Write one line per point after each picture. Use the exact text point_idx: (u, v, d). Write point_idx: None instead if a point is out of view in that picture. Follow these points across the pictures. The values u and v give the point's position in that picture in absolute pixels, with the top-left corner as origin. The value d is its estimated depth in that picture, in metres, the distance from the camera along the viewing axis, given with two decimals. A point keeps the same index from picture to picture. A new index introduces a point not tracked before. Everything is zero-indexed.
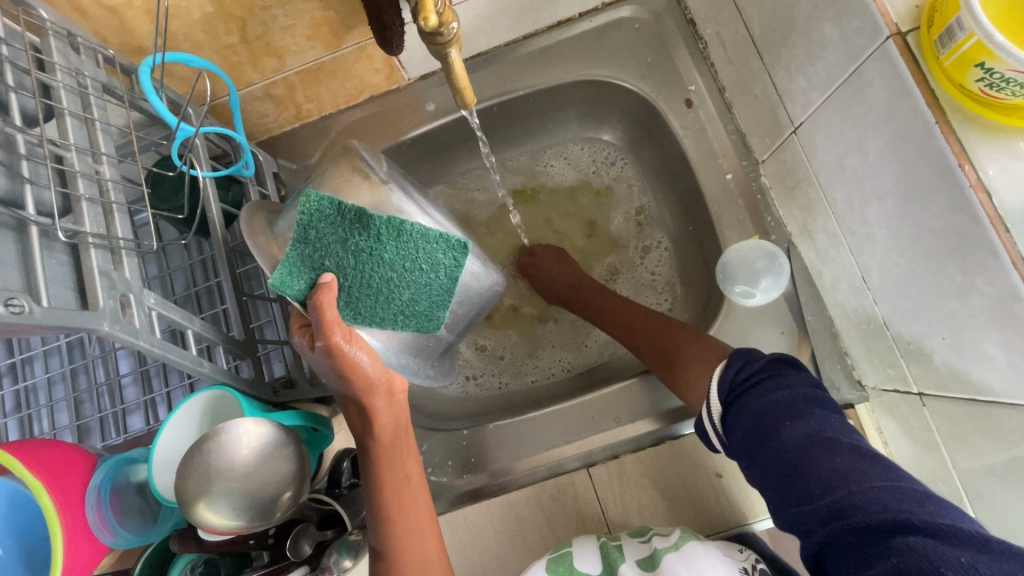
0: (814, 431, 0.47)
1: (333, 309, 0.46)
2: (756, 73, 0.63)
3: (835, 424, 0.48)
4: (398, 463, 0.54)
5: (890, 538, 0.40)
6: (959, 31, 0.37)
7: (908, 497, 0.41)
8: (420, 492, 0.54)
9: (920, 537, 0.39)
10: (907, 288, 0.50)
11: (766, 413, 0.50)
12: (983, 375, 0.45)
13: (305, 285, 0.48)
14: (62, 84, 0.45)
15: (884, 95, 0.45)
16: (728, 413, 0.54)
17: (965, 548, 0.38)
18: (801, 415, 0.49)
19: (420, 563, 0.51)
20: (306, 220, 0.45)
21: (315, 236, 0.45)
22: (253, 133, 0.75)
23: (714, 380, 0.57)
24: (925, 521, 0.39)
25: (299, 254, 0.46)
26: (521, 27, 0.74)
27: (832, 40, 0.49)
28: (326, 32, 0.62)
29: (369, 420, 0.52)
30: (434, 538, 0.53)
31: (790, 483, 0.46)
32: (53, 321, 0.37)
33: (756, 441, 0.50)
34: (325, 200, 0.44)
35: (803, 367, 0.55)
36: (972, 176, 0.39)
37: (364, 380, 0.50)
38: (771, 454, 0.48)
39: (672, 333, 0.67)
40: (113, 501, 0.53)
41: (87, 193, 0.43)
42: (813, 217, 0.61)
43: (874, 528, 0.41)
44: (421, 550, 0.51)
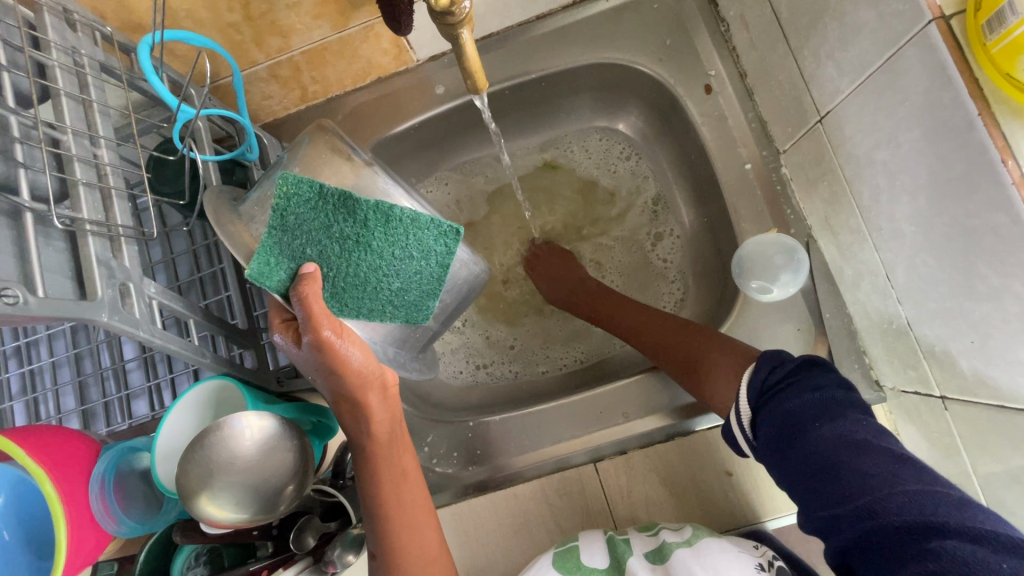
0: (846, 432, 0.46)
1: (319, 301, 0.45)
2: (781, 58, 0.60)
3: (868, 424, 0.46)
4: (395, 458, 0.52)
5: (930, 543, 0.39)
6: (1010, 16, 0.34)
7: (945, 499, 0.40)
8: (417, 486, 0.53)
9: (958, 541, 0.38)
10: (934, 288, 0.48)
11: (801, 410, 0.48)
12: (1012, 379, 0.43)
13: (286, 276, 0.46)
14: (57, 64, 0.43)
15: (922, 84, 0.42)
16: (762, 411, 0.51)
17: (1011, 553, 0.36)
18: (832, 417, 0.47)
19: (424, 560, 0.51)
20: (283, 204, 0.42)
21: (295, 222, 0.43)
22: (258, 116, 0.73)
23: (742, 385, 0.54)
24: (964, 525, 0.38)
25: (277, 242, 0.43)
26: (534, 7, 0.70)
27: (868, 23, 0.46)
28: (333, 10, 0.60)
29: (362, 416, 0.50)
30: (435, 533, 0.52)
31: (825, 480, 0.45)
32: (49, 311, 0.36)
33: (784, 440, 0.48)
34: (304, 183, 0.42)
35: (834, 367, 0.53)
36: (1017, 172, 0.37)
37: (353, 375, 0.48)
38: (799, 454, 0.47)
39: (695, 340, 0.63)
40: (117, 488, 0.53)
41: (85, 178, 0.42)
42: (836, 211, 0.58)
43: (914, 533, 0.39)
44: (424, 544, 0.51)
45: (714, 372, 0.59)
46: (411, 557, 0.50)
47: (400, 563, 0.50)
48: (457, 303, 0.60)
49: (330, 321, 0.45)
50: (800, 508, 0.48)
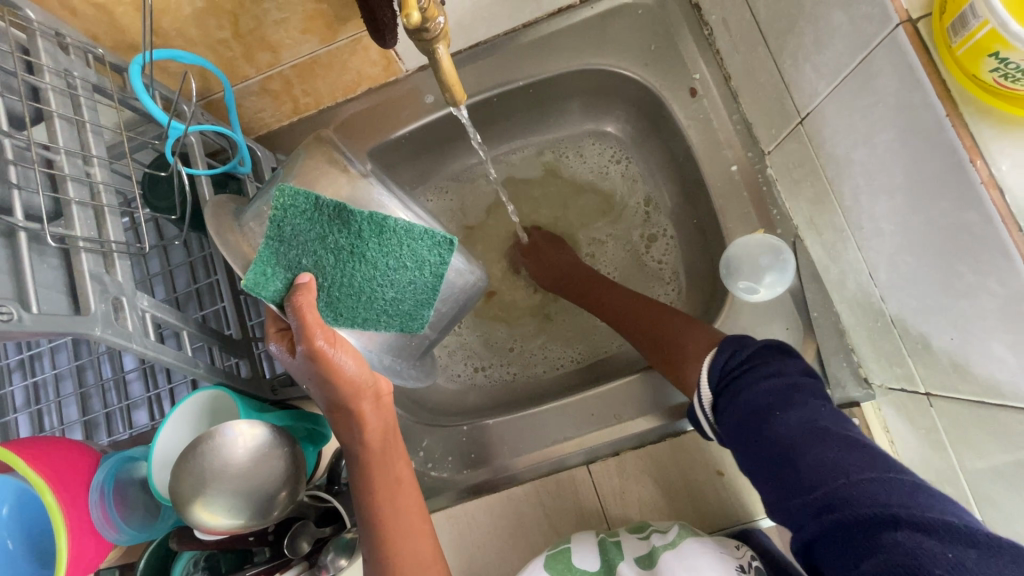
0: (804, 420, 0.47)
1: (313, 309, 0.46)
2: (762, 61, 0.61)
3: (827, 413, 0.48)
4: (388, 466, 0.53)
5: (879, 532, 0.40)
6: (971, 19, 0.35)
7: (897, 487, 0.41)
8: (407, 490, 0.54)
9: (908, 532, 0.38)
10: (914, 286, 0.48)
11: (769, 395, 0.50)
12: (992, 376, 0.43)
13: (282, 286, 0.47)
14: (50, 86, 0.44)
15: (894, 86, 0.42)
16: (727, 394, 0.53)
17: (957, 544, 0.37)
18: (793, 406, 0.48)
19: (415, 564, 0.51)
20: (280, 215, 0.44)
21: (291, 233, 0.45)
22: (252, 129, 0.75)
23: (704, 367, 0.57)
24: (915, 515, 0.39)
25: (273, 252, 0.45)
26: (520, 15, 0.72)
27: (840, 27, 0.47)
28: (320, 25, 0.61)
29: (357, 426, 0.51)
30: (428, 539, 0.53)
31: (781, 466, 0.46)
32: (43, 327, 0.37)
33: (749, 430, 0.50)
34: (301, 196, 0.44)
35: (797, 352, 0.55)
36: (984, 172, 0.37)
37: (347, 383, 0.49)
38: (764, 444, 0.48)
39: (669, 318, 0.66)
40: (116, 497, 0.54)
41: (77, 197, 0.43)
42: (820, 211, 0.59)
43: (863, 521, 0.40)
44: (415, 546, 0.51)
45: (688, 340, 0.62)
46: (403, 559, 0.51)
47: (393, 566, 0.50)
48: (452, 312, 0.61)
49: (325, 330, 0.47)
50: (767, 500, 0.48)
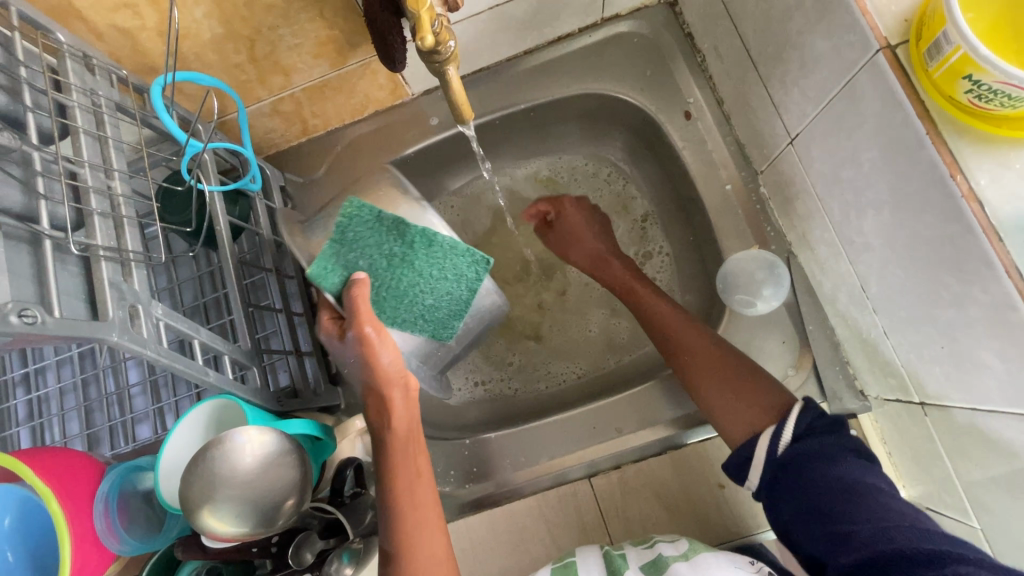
0: (867, 472, 0.51)
1: (365, 304, 0.48)
2: (753, 86, 0.64)
3: (884, 476, 0.52)
4: (411, 459, 0.54)
5: (942, 566, 0.42)
6: (946, 45, 0.37)
7: (954, 538, 0.44)
8: (426, 479, 0.55)
9: (972, 567, 0.41)
10: (903, 297, 0.50)
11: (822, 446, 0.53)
12: (982, 384, 0.44)
13: (338, 281, 0.50)
14: (77, 104, 0.46)
15: (877, 106, 0.45)
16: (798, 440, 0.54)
17: None
18: (858, 458, 0.52)
19: (429, 557, 0.51)
20: (345, 223, 0.46)
21: (352, 237, 0.47)
22: (262, 148, 0.77)
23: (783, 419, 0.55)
24: (980, 558, 0.42)
25: (334, 252, 0.48)
26: (521, 44, 0.75)
27: (825, 53, 0.49)
28: (331, 50, 0.64)
29: (385, 411, 0.53)
30: (442, 534, 0.53)
31: (829, 513, 0.49)
32: (64, 331, 0.38)
33: (803, 465, 0.53)
34: (366, 208, 0.46)
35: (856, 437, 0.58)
36: (965, 186, 0.40)
37: (382, 373, 0.52)
38: (821, 481, 0.51)
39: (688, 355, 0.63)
40: (120, 509, 0.54)
41: (99, 208, 0.45)
42: (812, 227, 0.61)
43: (927, 557, 0.43)
44: (429, 540, 0.52)
45: (719, 389, 0.60)
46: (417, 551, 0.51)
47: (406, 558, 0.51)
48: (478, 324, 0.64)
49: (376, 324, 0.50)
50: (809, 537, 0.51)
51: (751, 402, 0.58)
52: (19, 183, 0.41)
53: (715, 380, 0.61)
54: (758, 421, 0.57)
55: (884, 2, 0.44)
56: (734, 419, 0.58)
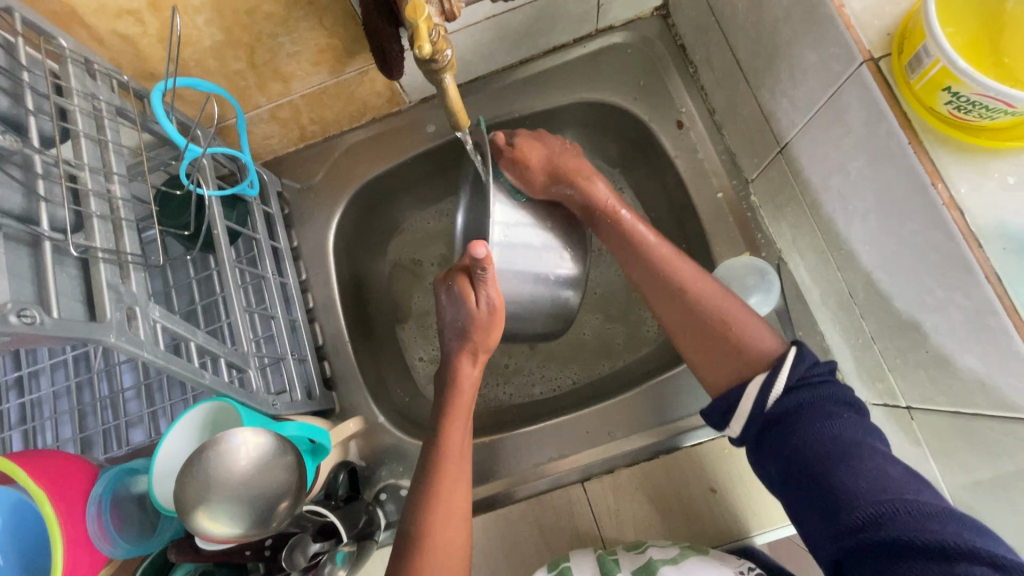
0: (840, 434, 0.50)
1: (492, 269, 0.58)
2: (743, 96, 0.65)
3: (862, 430, 0.51)
4: (456, 447, 0.61)
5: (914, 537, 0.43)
6: (926, 58, 0.39)
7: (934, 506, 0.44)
8: (465, 468, 0.60)
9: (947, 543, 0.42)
10: (889, 302, 0.51)
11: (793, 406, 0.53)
12: (965, 387, 0.45)
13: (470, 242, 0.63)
14: (78, 108, 0.47)
15: (862, 116, 0.46)
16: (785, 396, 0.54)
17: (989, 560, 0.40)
18: (834, 418, 0.52)
19: (447, 552, 0.56)
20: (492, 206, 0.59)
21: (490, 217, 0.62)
22: (260, 153, 0.78)
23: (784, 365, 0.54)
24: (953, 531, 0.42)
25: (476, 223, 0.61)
26: (517, 53, 0.77)
27: (811, 65, 0.51)
28: (330, 58, 0.65)
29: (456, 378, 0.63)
30: (462, 535, 0.58)
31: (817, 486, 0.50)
32: (62, 331, 0.38)
33: (779, 433, 0.53)
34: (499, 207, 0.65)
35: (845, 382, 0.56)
36: (945, 195, 0.41)
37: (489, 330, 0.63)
38: (794, 446, 0.52)
39: (685, 348, 0.61)
40: (113, 512, 0.54)
41: (98, 211, 0.45)
42: (801, 234, 0.63)
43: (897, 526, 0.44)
44: (453, 527, 0.57)
45: (698, 351, 0.60)
46: (441, 536, 0.56)
47: (429, 540, 0.56)
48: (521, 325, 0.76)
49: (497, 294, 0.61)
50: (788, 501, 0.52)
51: (733, 360, 0.57)
52: (19, 185, 0.41)
53: (688, 321, 0.60)
54: (744, 371, 0.57)
55: (866, 15, 0.45)
56: (723, 361, 0.58)
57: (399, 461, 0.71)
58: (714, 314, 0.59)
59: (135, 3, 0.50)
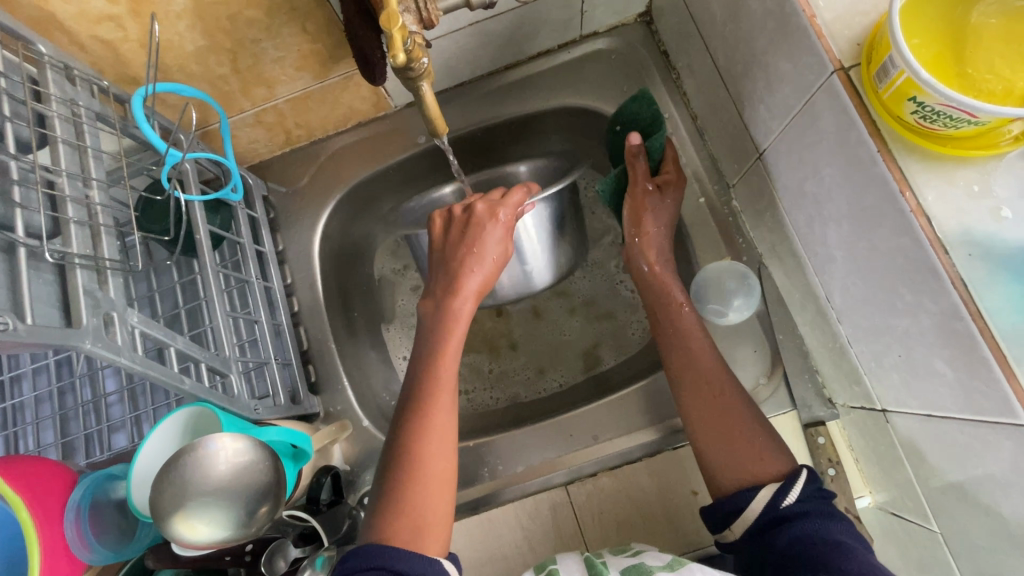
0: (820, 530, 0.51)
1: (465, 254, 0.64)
2: (723, 102, 0.66)
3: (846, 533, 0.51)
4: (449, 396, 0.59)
5: None
6: (892, 68, 0.40)
7: None
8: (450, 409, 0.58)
9: None
10: (864, 306, 0.52)
11: (800, 521, 0.52)
12: (936, 391, 0.46)
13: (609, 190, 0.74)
14: (56, 114, 0.47)
15: (833, 125, 0.47)
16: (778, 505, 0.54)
17: None
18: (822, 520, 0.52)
19: (430, 515, 0.53)
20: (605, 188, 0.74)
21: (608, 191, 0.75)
22: (245, 157, 0.78)
23: (796, 484, 0.54)
24: None
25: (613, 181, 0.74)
26: (502, 59, 0.77)
27: (786, 74, 0.51)
28: (314, 63, 0.65)
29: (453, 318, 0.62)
30: (445, 500, 0.54)
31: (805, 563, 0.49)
32: (36, 337, 0.38)
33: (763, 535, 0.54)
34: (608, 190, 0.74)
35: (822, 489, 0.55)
36: (913, 202, 0.42)
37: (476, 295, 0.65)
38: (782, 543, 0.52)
39: (692, 394, 0.62)
40: (92, 518, 0.54)
41: (76, 217, 0.45)
42: (780, 239, 0.64)
43: None
44: (445, 460, 0.55)
45: (718, 450, 0.59)
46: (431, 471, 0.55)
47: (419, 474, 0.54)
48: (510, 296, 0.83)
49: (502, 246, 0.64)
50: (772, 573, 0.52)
51: (750, 467, 0.57)
52: None
53: (716, 439, 0.60)
54: (755, 478, 0.57)
55: (837, 25, 0.45)
56: (728, 461, 0.58)
57: None
58: (731, 417, 0.60)
59: (115, 9, 0.50)
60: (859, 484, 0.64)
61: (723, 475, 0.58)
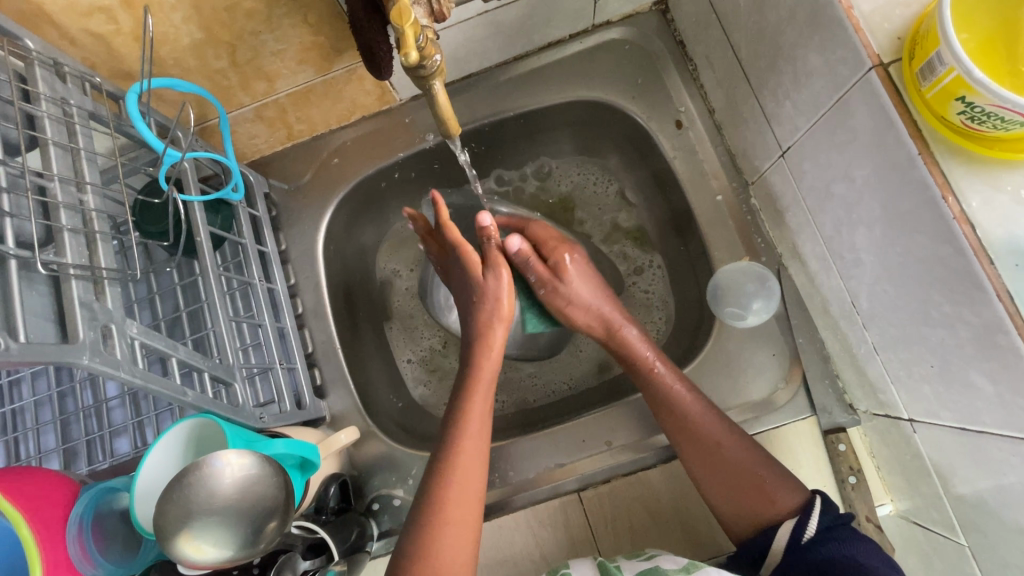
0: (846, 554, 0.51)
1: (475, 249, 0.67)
2: (744, 97, 0.63)
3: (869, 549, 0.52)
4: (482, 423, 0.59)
5: None
6: (939, 66, 0.37)
7: None
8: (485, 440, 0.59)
9: None
10: (894, 314, 0.50)
11: (821, 555, 0.52)
12: (972, 405, 0.44)
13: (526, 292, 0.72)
14: (46, 115, 0.45)
15: (868, 124, 0.44)
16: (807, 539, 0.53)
17: None
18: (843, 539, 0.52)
19: (453, 560, 0.53)
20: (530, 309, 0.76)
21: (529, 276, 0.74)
22: (245, 153, 0.76)
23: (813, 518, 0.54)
24: None
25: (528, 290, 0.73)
26: (511, 50, 0.74)
27: (816, 68, 0.49)
28: (316, 56, 0.62)
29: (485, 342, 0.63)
30: (468, 545, 0.54)
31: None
32: (30, 356, 0.36)
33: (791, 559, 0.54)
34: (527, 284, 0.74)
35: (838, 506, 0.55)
36: (956, 208, 0.39)
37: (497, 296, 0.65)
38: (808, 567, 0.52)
39: (689, 443, 0.61)
40: (95, 532, 0.53)
41: (70, 224, 0.43)
42: (803, 240, 0.61)
43: None
44: (467, 512, 0.55)
45: (726, 494, 0.59)
46: (457, 520, 0.54)
47: (445, 524, 0.54)
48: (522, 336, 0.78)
49: (508, 305, 0.65)
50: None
51: (761, 508, 0.57)
52: None
53: (721, 486, 0.59)
54: (764, 518, 0.57)
55: (875, 18, 0.43)
56: (737, 507, 0.58)
57: (392, 470, 0.69)
58: (740, 467, 0.59)
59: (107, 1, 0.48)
60: (880, 492, 0.63)
61: (730, 523, 0.59)
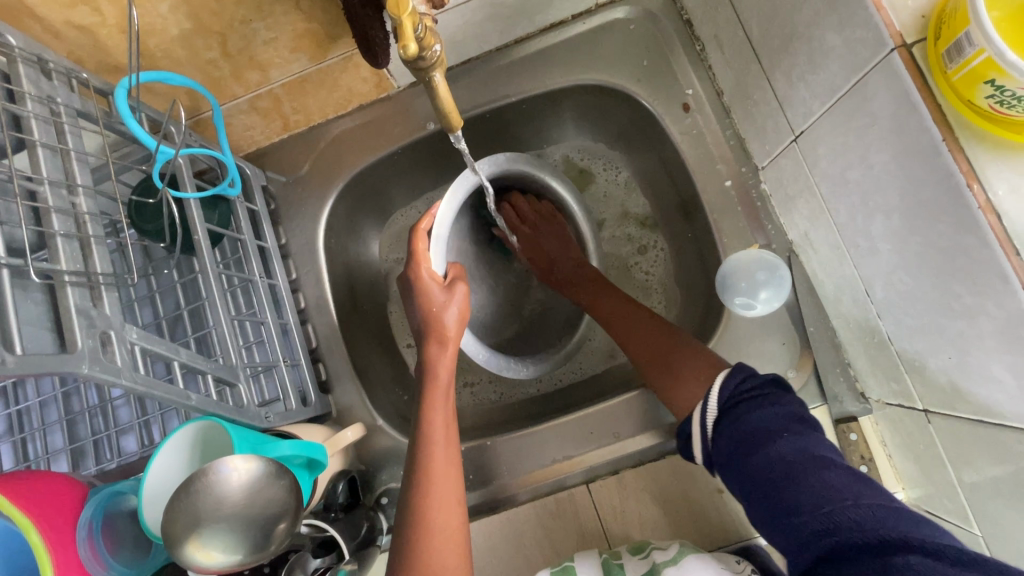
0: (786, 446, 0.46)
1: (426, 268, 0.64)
2: (755, 79, 0.61)
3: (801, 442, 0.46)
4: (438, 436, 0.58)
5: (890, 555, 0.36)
6: (967, 47, 0.35)
7: (904, 517, 0.38)
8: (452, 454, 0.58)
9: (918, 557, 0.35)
10: (911, 304, 0.48)
11: (749, 431, 0.48)
12: (991, 397, 0.43)
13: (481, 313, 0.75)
14: (33, 114, 0.43)
15: (889, 109, 0.42)
16: (722, 419, 0.51)
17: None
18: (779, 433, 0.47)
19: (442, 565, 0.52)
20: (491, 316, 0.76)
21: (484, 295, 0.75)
22: (240, 146, 0.74)
23: (715, 385, 0.54)
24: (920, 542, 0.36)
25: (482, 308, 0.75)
26: (512, 32, 0.71)
27: (834, 49, 0.46)
28: (310, 43, 0.60)
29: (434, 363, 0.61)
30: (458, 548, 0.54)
31: (764, 501, 0.45)
32: (29, 368, 0.36)
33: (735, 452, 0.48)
34: None
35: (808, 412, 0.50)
36: (981, 197, 0.38)
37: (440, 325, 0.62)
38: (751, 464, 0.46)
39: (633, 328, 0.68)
40: (105, 534, 0.53)
41: (63, 229, 0.42)
42: (816, 227, 0.59)
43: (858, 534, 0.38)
44: (448, 511, 0.55)
45: (672, 380, 0.60)
46: (442, 521, 0.55)
47: (430, 526, 0.54)
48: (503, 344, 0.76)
49: (456, 324, 0.62)
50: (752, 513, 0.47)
51: (705, 381, 0.58)
52: None
53: (677, 372, 0.60)
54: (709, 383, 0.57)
55: None
56: (687, 390, 0.59)
57: (399, 465, 0.69)
58: (671, 342, 0.63)
59: None
60: (891, 481, 0.62)
61: (674, 400, 0.60)
